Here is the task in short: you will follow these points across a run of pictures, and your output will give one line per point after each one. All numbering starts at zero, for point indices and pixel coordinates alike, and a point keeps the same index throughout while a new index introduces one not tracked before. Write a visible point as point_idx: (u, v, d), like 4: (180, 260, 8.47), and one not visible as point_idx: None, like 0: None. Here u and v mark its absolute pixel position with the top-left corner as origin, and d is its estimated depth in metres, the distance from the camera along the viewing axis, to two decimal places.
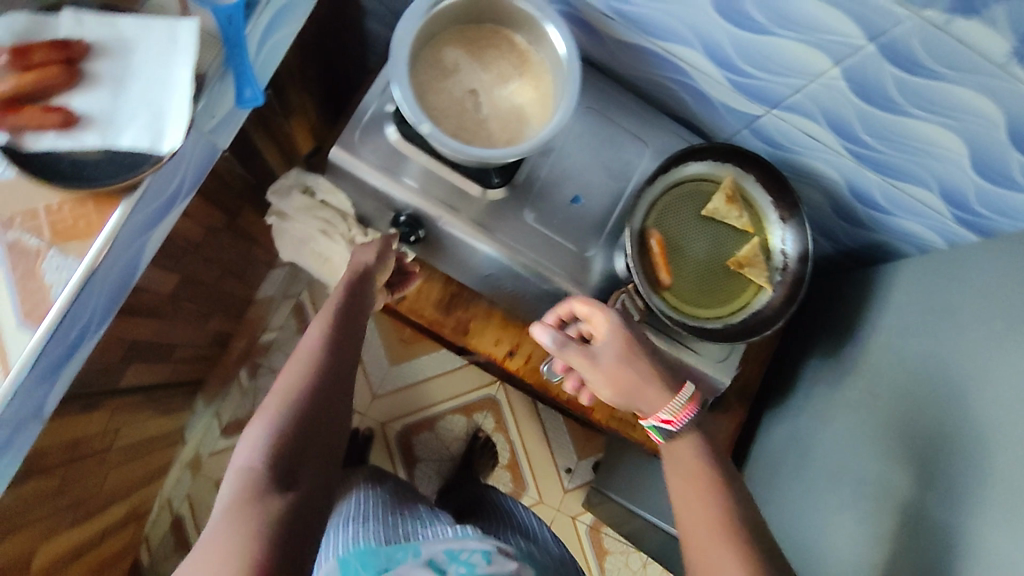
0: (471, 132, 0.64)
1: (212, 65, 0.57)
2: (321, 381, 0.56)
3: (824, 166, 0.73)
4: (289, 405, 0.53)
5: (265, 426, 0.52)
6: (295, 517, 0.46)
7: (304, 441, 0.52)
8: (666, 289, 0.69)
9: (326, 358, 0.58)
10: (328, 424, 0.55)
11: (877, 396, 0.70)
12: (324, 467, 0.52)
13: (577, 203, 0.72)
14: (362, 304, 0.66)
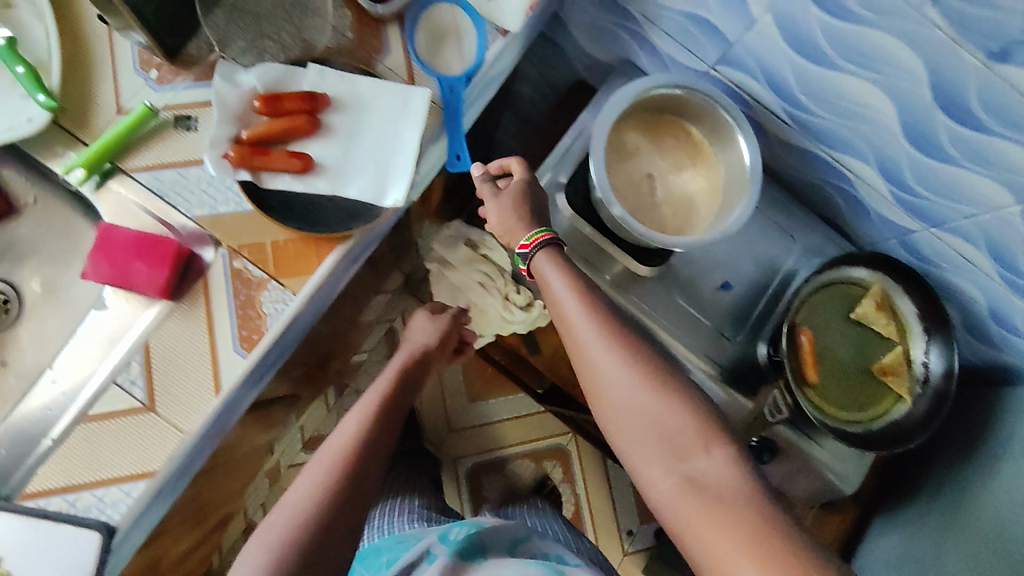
0: (645, 214, 0.67)
1: (429, 128, 0.61)
2: (369, 438, 0.57)
3: (969, 285, 0.75)
4: (336, 455, 0.54)
5: (308, 473, 0.52)
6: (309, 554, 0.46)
7: (341, 482, 0.51)
8: (811, 387, 0.71)
9: (387, 410, 0.60)
10: (371, 476, 0.54)
11: (1002, 518, 0.70)
12: (354, 520, 0.50)
13: (726, 289, 0.75)
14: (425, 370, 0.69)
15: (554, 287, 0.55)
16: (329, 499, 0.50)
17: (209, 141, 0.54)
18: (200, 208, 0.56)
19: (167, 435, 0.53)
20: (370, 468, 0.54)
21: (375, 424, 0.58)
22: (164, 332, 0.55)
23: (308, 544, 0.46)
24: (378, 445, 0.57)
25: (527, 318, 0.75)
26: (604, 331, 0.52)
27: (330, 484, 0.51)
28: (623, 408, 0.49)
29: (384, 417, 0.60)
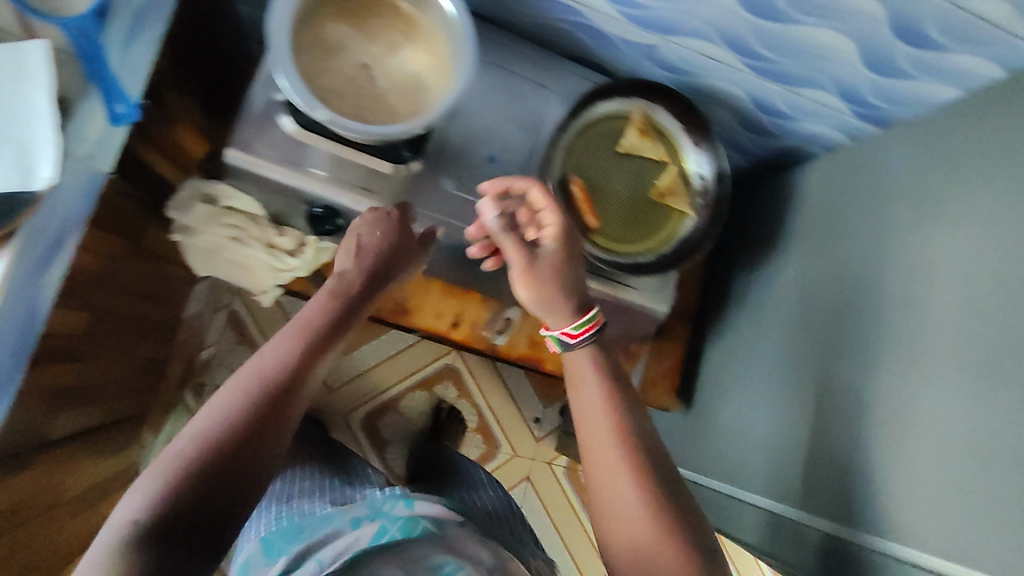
0: (371, 109, 0.61)
1: (70, 87, 0.53)
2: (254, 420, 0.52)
3: (725, 84, 0.74)
4: (205, 448, 0.50)
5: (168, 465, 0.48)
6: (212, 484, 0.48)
7: (206, 491, 0.48)
8: (595, 234, 0.70)
9: (321, 330, 0.61)
10: (243, 474, 0.50)
11: (803, 291, 0.74)
12: (280, 420, 0.54)
13: (494, 161, 0.71)
14: (348, 315, 0.64)
15: (586, 396, 0.59)
16: (192, 515, 0.47)
17: None
18: None
19: None
20: (295, 393, 0.56)
21: (308, 350, 0.59)
22: None
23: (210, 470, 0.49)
24: (263, 429, 0.53)
25: (301, 262, 0.71)
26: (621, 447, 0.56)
27: (242, 410, 0.52)
28: (620, 527, 0.55)
29: (281, 381, 0.56)
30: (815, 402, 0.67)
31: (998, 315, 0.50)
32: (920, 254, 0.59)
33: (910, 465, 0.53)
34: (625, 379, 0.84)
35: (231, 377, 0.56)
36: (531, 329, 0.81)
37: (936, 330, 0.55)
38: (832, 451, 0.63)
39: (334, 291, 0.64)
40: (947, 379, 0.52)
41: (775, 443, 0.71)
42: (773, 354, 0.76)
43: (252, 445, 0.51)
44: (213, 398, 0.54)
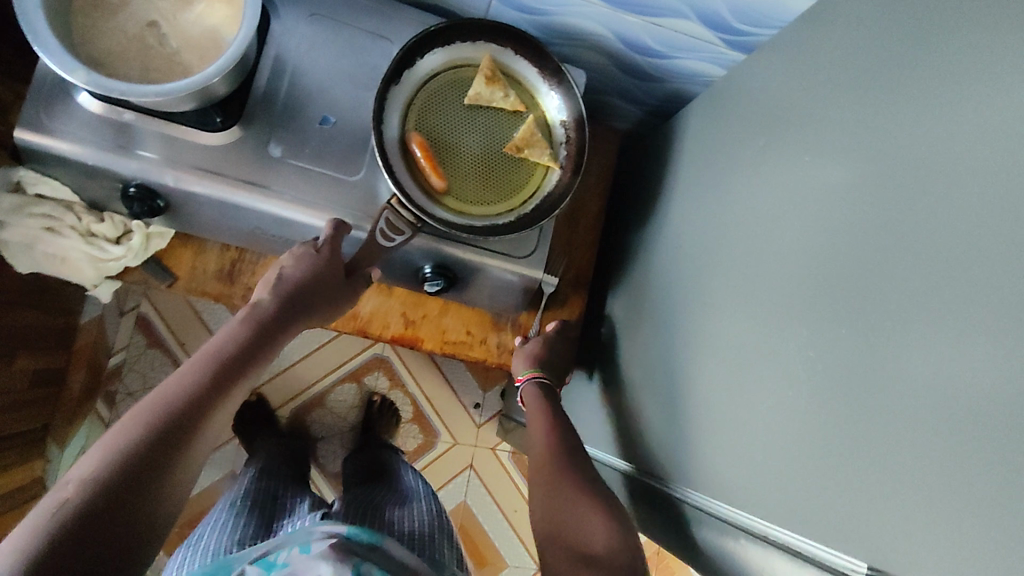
0: (162, 71, 0.56)
1: None
2: (147, 458, 0.45)
3: (584, 22, 0.68)
4: (96, 497, 0.41)
5: (51, 521, 0.39)
6: (87, 539, 0.40)
7: (90, 549, 0.40)
8: (445, 197, 0.63)
9: (234, 359, 0.55)
10: (135, 528, 0.43)
11: (685, 242, 0.67)
12: (177, 455, 0.47)
13: (328, 123, 0.64)
14: (265, 343, 0.58)
15: (537, 427, 0.65)
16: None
17: None
18: None
19: None
20: (199, 426, 0.49)
21: (214, 378, 0.52)
22: None
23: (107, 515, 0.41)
24: (160, 469, 0.45)
25: (129, 250, 0.66)
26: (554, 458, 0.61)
27: (144, 446, 0.45)
28: (554, 517, 0.55)
29: (181, 411, 0.49)
30: (679, 367, 0.62)
31: (820, 266, 0.45)
32: (785, 184, 0.52)
33: (749, 434, 0.49)
34: (518, 354, 0.76)
35: (131, 408, 0.48)
36: (403, 306, 0.74)
37: (792, 257, 0.49)
38: (708, 419, 0.56)
39: (249, 318, 0.59)
40: (800, 319, 0.46)
41: (653, 413, 0.66)
42: (654, 316, 0.70)
43: (142, 489, 0.44)
44: (110, 433, 0.46)
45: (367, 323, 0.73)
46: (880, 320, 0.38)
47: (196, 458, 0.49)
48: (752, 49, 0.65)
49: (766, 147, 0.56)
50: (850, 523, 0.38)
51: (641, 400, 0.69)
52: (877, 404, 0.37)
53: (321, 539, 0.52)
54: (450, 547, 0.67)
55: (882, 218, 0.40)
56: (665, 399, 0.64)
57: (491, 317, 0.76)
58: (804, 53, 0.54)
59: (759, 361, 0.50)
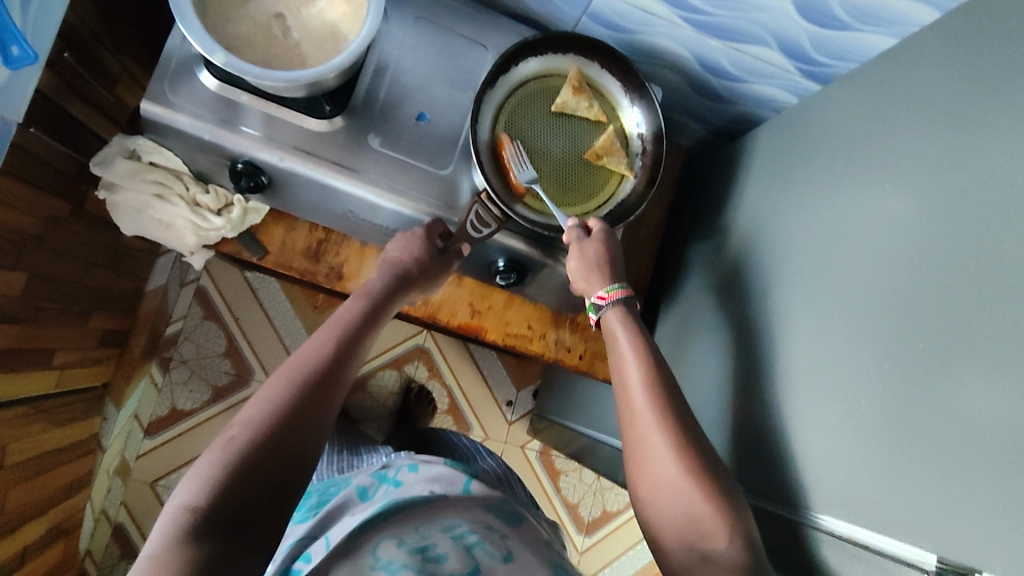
0: (284, 59, 0.60)
1: None
2: (295, 405, 0.50)
3: (667, 42, 0.72)
4: (255, 434, 0.47)
5: (223, 455, 0.45)
6: (252, 472, 0.45)
7: (257, 479, 0.45)
8: (527, 195, 0.67)
9: (354, 328, 0.60)
10: (292, 459, 0.48)
11: (752, 256, 0.70)
12: (319, 409, 0.51)
13: (423, 119, 0.69)
14: (378, 317, 0.64)
15: (630, 373, 0.60)
16: (238, 503, 0.44)
17: None
18: None
19: None
20: (334, 383, 0.54)
21: (341, 343, 0.57)
22: None
23: (265, 452, 0.47)
24: (307, 410, 0.50)
25: (228, 222, 0.70)
26: (651, 394, 0.58)
27: (289, 397, 0.50)
28: (663, 509, 0.53)
29: (317, 371, 0.54)
30: (741, 375, 0.66)
31: (891, 288, 0.50)
32: (865, 206, 0.55)
33: (819, 442, 0.53)
34: (573, 351, 0.79)
35: (275, 370, 0.54)
36: (471, 296, 0.78)
37: (871, 276, 0.52)
38: (774, 426, 0.59)
39: (363, 297, 0.64)
40: (879, 337, 0.49)
41: (711, 418, 0.69)
42: (710, 326, 0.74)
43: (295, 429, 0.49)
44: (258, 391, 0.51)
45: (436, 310, 0.77)
46: (967, 340, 0.42)
47: (339, 406, 0.54)
48: (829, 80, 0.69)
49: (838, 174, 0.60)
50: (931, 524, 0.41)
51: (698, 403, 0.72)
52: (959, 410, 0.41)
53: (424, 461, 0.68)
54: (524, 501, 0.79)
55: (974, 242, 0.43)
56: (718, 405, 0.68)
57: (552, 313, 0.79)
58: (881, 87, 0.58)
59: (829, 375, 0.53)
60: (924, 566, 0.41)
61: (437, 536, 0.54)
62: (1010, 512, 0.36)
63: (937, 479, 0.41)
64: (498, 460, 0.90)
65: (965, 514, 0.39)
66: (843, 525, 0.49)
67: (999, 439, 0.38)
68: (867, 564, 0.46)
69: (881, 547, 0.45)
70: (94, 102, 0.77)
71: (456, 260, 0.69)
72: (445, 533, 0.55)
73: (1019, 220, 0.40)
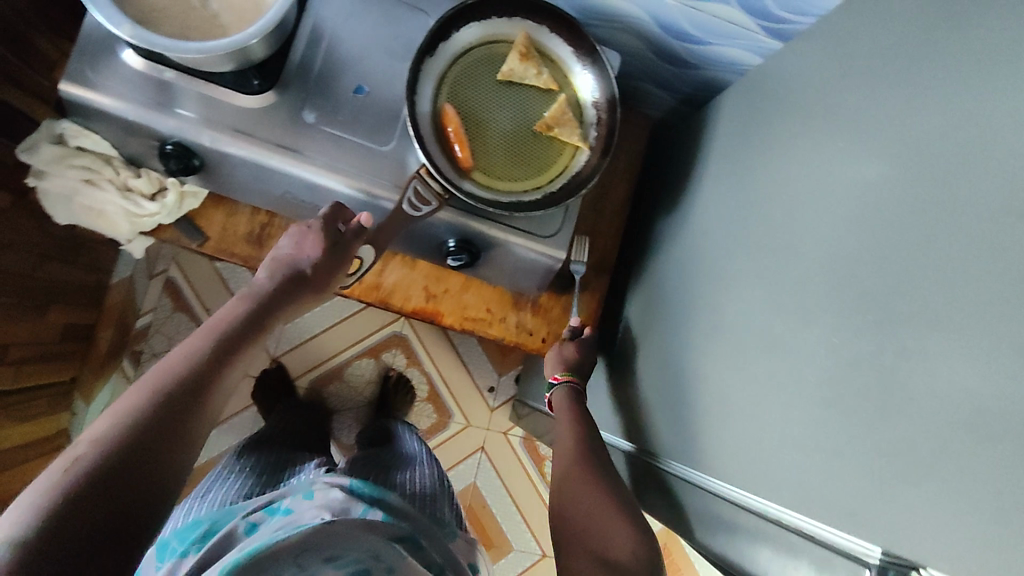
0: (201, 31, 0.57)
1: None
2: (153, 422, 0.46)
3: (621, 2, 0.67)
4: (103, 456, 0.43)
5: (64, 479, 0.41)
6: (96, 498, 0.41)
7: (101, 507, 0.41)
8: (473, 171, 0.63)
9: (230, 335, 0.56)
10: (146, 483, 0.44)
11: (714, 229, 0.66)
12: (182, 427, 0.48)
13: (362, 93, 0.65)
14: (264, 320, 0.60)
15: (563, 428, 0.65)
16: (81, 534, 0.39)
17: None
18: None
19: None
20: (202, 398, 0.51)
21: (215, 352, 0.54)
22: None
23: (114, 476, 0.42)
24: (166, 428, 0.47)
25: (163, 208, 0.68)
26: (573, 441, 0.63)
27: (148, 413, 0.47)
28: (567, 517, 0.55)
29: (183, 386, 0.50)
30: (699, 355, 0.62)
31: (837, 254, 0.45)
32: (820, 168, 0.51)
33: (767, 424, 0.49)
34: (535, 335, 0.76)
35: (135, 382, 0.49)
36: (425, 280, 0.75)
37: (820, 243, 0.48)
38: (727, 407, 0.55)
39: (247, 299, 0.61)
40: (824, 309, 0.45)
41: (672, 400, 0.66)
42: (675, 304, 0.70)
43: (153, 450, 0.45)
44: (111, 406, 0.47)
45: (389, 294, 0.74)
46: (907, 308, 0.37)
47: (206, 425, 0.51)
48: (792, 37, 0.64)
49: (797, 137, 0.55)
50: (871, 512, 0.37)
51: (660, 384, 0.69)
52: (898, 384, 0.37)
53: (323, 487, 0.65)
54: (445, 517, 0.78)
55: (917, 198, 0.39)
56: (678, 387, 0.64)
57: (511, 295, 0.76)
58: (839, 38, 0.53)
59: (778, 352, 0.50)
60: (869, 560, 0.37)
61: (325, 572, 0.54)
62: (946, 498, 0.32)
63: (877, 462, 0.37)
64: (435, 467, 0.89)
65: (904, 501, 0.35)
66: (794, 515, 0.44)
67: (937, 416, 0.34)
68: (815, 556, 0.41)
69: (827, 538, 0.40)
70: (28, 88, 0.74)
71: (356, 250, 0.65)
72: (329, 564, 0.55)
73: (963, 171, 0.36)
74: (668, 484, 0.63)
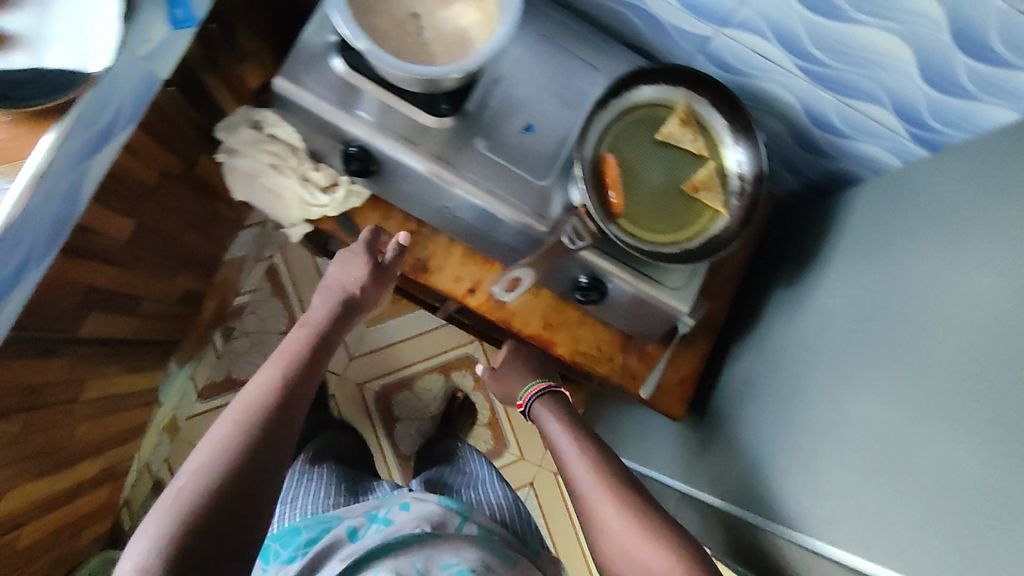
0: (412, 54, 0.63)
1: None
2: (248, 442, 0.53)
3: (778, 89, 0.73)
4: (210, 478, 0.50)
5: (184, 502, 0.47)
6: (214, 511, 0.48)
7: (221, 522, 0.48)
8: (621, 217, 0.68)
9: (302, 361, 0.65)
10: (253, 496, 0.51)
11: (837, 311, 0.69)
12: (273, 443, 0.55)
13: (529, 131, 0.71)
14: (326, 349, 0.69)
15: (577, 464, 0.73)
16: (204, 547, 0.46)
17: None
18: None
19: None
20: (285, 415, 0.58)
21: (288, 375, 0.62)
22: None
23: (227, 493, 0.49)
24: (261, 445, 0.54)
25: (331, 201, 0.74)
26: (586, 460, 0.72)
27: (241, 436, 0.54)
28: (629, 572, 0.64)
29: (268, 407, 0.57)
30: (812, 428, 0.64)
31: (979, 350, 0.48)
32: (960, 268, 0.54)
33: (892, 503, 0.51)
34: (638, 381, 0.79)
35: (223, 412, 0.57)
36: (545, 309, 0.79)
37: (961, 338, 0.50)
38: (845, 480, 0.57)
39: (310, 329, 0.70)
40: (964, 402, 0.47)
41: (775, 465, 0.68)
42: (784, 375, 0.73)
43: (253, 467, 0.52)
44: (207, 434, 0.54)
45: (511, 317, 0.79)
46: None
47: (292, 439, 0.58)
48: (941, 148, 0.67)
49: (937, 237, 0.59)
50: None
51: (764, 450, 0.71)
52: None
53: (416, 500, 0.71)
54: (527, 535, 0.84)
55: None
56: (786, 456, 0.66)
57: (621, 338, 0.80)
58: (995, 155, 0.57)
59: (906, 436, 0.52)
60: None
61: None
62: None
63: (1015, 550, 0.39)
64: (502, 489, 0.91)
65: None
66: None
67: None
68: None
69: None
70: (224, 74, 0.82)
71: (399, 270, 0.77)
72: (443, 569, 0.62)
73: None
74: (775, 546, 0.64)
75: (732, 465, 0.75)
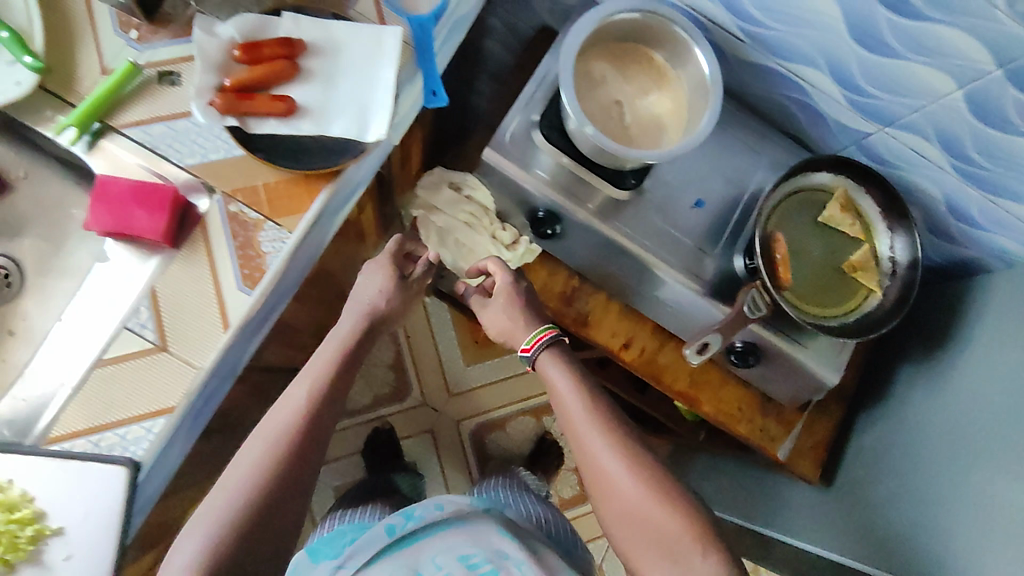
0: (617, 137, 0.71)
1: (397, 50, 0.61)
2: (281, 479, 0.60)
3: (926, 182, 0.80)
4: (230, 510, 0.57)
5: (211, 533, 0.56)
6: (237, 541, 0.56)
7: (247, 548, 0.57)
8: (788, 290, 0.74)
9: (328, 376, 0.68)
10: (279, 524, 0.59)
11: (993, 398, 0.75)
12: (298, 472, 0.61)
13: (700, 206, 0.78)
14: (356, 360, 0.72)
15: (574, 417, 0.66)
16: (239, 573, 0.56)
17: (195, 90, 0.56)
18: (192, 157, 0.60)
19: (183, 372, 0.57)
20: (318, 444, 0.64)
21: (311, 394, 0.66)
22: (169, 277, 0.58)
23: (249, 526, 0.57)
24: (285, 476, 0.60)
25: (513, 254, 0.81)
26: (585, 404, 0.66)
27: (268, 469, 0.60)
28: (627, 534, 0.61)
29: (298, 438, 0.62)
30: (992, 511, 0.69)
31: None
32: None
33: None
34: (776, 441, 0.85)
35: (249, 437, 0.63)
36: (692, 368, 0.85)
37: None
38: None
39: (335, 339, 0.72)
40: None
41: (956, 546, 0.72)
42: (943, 456, 0.78)
43: (280, 500, 0.59)
44: (232, 460, 0.61)
45: (660, 372, 0.85)
46: None
47: (318, 461, 0.64)
48: None
49: None
50: None
51: (934, 526, 0.75)
52: None
53: (451, 499, 0.64)
54: (566, 546, 0.79)
55: None
56: (964, 536, 0.71)
57: (761, 400, 0.85)
58: None
59: None
60: None
61: (451, 564, 0.57)
62: None
63: None
64: (536, 503, 0.86)
65: None
66: None
67: None
68: None
69: None
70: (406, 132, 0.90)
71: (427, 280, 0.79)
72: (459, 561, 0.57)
73: None
74: None
75: (898, 539, 0.80)
